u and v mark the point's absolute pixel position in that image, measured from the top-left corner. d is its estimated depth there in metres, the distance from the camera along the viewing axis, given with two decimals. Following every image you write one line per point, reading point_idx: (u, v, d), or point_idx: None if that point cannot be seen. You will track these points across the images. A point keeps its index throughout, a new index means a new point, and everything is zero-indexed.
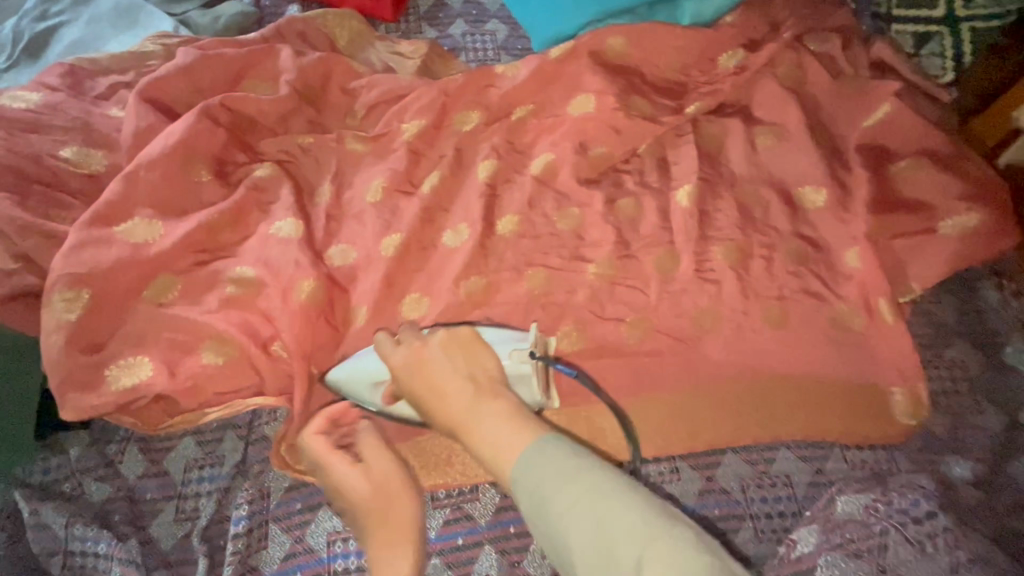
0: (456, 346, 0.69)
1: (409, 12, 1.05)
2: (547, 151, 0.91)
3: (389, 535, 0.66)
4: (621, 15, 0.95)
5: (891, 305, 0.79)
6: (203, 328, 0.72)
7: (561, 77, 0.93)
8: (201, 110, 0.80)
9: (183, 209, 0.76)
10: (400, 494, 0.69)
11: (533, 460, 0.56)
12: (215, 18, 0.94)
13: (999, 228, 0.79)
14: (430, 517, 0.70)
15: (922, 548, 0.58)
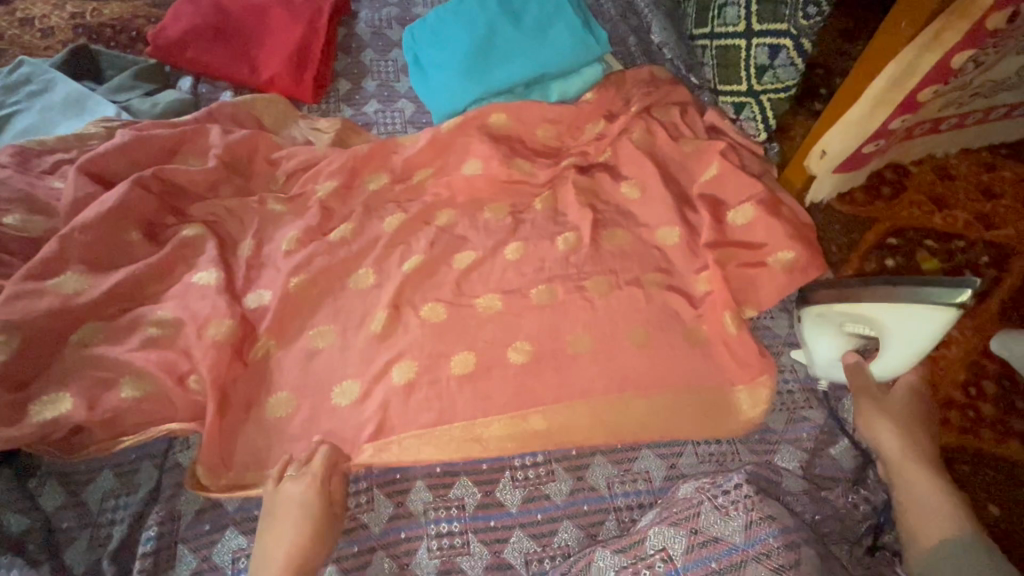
0: (910, 334, 0.80)
1: (330, 95, 1.23)
2: (447, 206, 1.07)
3: (276, 540, 0.74)
4: (503, 93, 1.14)
5: (730, 319, 0.93)
6: (124, 366, 0.82)
7: (455, 144, 1.10)
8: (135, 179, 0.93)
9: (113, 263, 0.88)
10: (291, 509, 0.76)
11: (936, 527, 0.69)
12: (155, 104, 1.10)
13: (808, 255, 0.96)
14: (318, 530, 0.76)
15: (724, 513, 0.76)
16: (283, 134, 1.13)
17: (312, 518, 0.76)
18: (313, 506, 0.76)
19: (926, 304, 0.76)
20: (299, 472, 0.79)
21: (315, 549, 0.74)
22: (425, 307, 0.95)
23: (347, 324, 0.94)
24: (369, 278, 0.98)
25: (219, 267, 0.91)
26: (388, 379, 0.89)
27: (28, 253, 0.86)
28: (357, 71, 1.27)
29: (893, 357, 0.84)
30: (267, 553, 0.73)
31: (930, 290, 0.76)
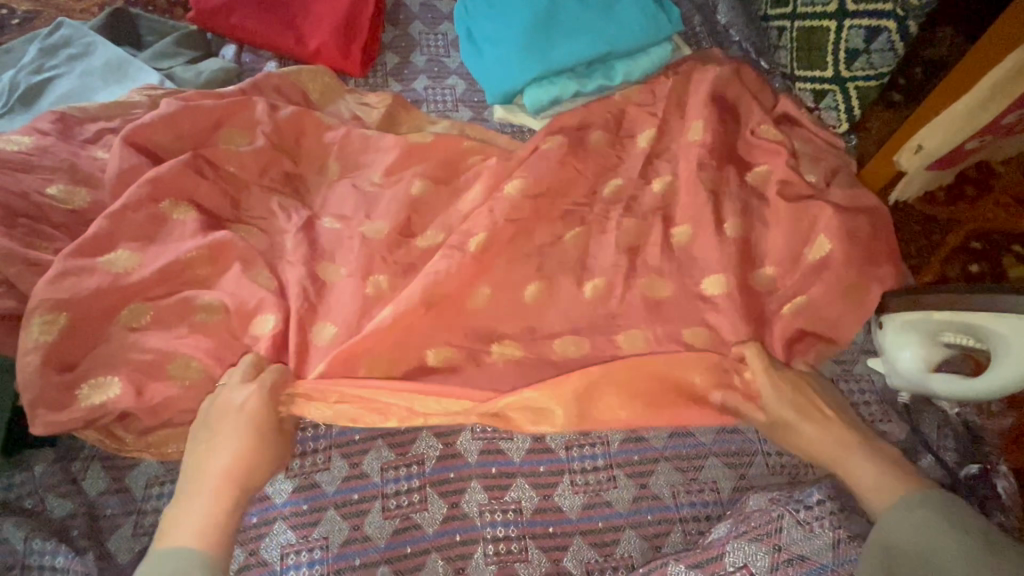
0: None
1: (377, 69, 1.17)
2: None
3: (217, 446, 0.70)
4: (564, 72, 1.08)
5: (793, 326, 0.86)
6: (171, 348, 0.78)
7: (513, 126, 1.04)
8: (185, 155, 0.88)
9: (158, 241, 0.83)
10: (228, 421, 0.71)
11: (912, 514, 0.65)
12: (198, 73, 1.04)
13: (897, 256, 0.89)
14: (258, 446, 0.71)
15: (808, 528, 0.71)
16: (330, 109, 1.07)
17: (251, 425, 0.71)
18: (254, 419, 0.72)
19: None
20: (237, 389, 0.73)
21: (258, 462, 0.71)
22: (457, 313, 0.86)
23: None
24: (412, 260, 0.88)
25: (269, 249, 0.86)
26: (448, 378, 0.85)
27: (72, 227, 0.82)
28: (406, 45, 1.21)
29: (997, 375, 0.76)
30: (208, 462, 0.69)
31: None
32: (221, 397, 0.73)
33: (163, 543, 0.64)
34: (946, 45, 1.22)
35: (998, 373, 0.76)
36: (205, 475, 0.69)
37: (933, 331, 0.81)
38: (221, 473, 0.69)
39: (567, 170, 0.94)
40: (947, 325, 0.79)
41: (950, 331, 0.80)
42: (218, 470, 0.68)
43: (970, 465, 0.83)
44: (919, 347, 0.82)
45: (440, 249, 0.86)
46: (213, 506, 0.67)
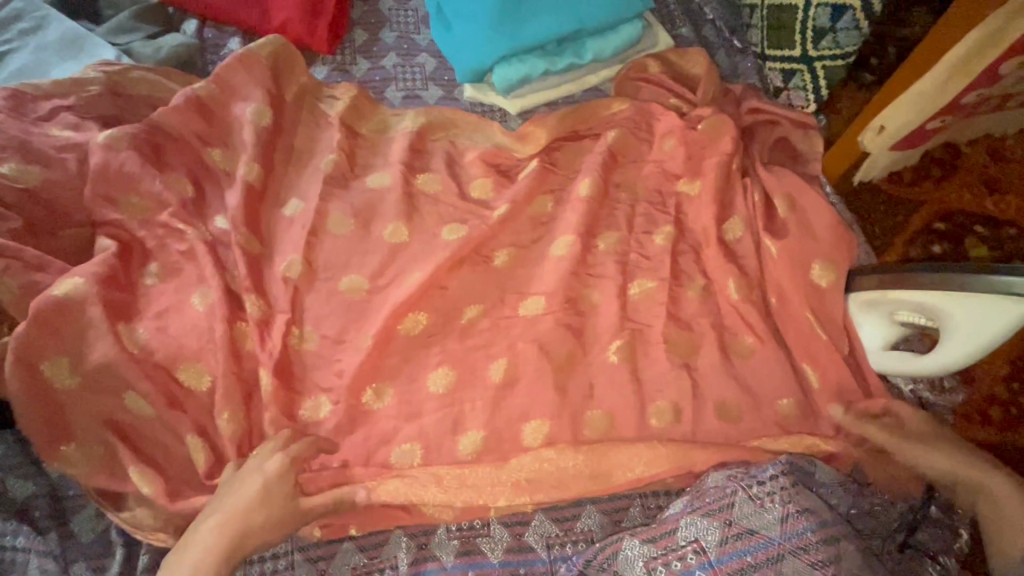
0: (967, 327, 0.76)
1: (345, 46, 1.15)
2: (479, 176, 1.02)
3: (235, 491, 0.73)
4: (533, 50, 1.06)
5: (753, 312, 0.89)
6: (134, 333, 0.78)
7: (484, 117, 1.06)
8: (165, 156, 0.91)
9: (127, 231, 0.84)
10: (250, 490, 0.72)
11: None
12: (157, 49, 1.01)
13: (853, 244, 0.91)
14: (280, 511, 0.73)
15: (759, 503, 0.72)
16: (295, 87, 1.05)
17: (269, 492, 0.73)
18: (275, 500, 0.73)
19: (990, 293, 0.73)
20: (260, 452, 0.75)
21: (266, 523, 0.72)
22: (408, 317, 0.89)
23: (366, 304, 0.90)
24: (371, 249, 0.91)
25: (243, 239, 0.89)
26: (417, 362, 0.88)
27: (24, 206, 0.80)
28: (375, 21, 1.18)
29: (948, 352, 0.79)
30: (224, 507, 0.72)
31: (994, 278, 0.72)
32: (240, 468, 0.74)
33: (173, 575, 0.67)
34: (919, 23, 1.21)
35: (946, 350, 0.79)
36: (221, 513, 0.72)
37: (894, 310, 0.84)
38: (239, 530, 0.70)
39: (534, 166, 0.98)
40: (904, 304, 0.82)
41: (906, 310, 0.83)
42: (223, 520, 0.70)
43: None
44: (881, 323, 0.86)
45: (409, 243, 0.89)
46: (210, 557, 0.68)
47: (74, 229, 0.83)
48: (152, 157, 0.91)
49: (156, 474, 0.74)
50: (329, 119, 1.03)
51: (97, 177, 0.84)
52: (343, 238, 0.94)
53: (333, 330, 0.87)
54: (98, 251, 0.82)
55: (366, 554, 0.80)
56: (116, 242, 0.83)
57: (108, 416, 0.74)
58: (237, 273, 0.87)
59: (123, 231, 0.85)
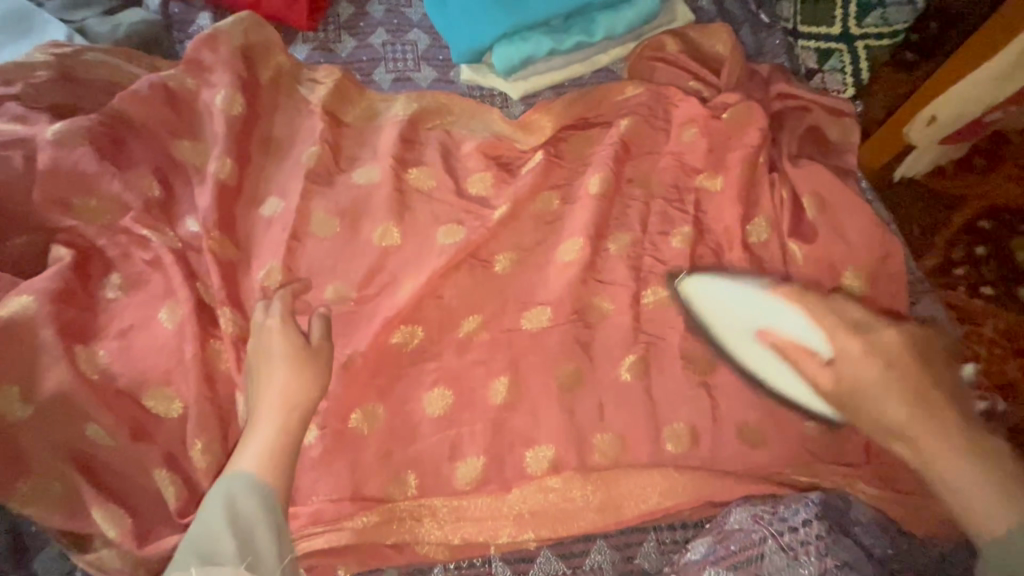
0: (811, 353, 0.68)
1: (329, 21, 1.03)
2: (480, 170, 0.92)
3: (270, 379, 0.69)
4: (537, 28, 0.95)
5: None
6: (95, 356, 0.70)
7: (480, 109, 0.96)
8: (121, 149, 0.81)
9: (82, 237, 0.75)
10: (270, 358, 0.70)
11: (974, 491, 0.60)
12: (115, 26, 0.90)
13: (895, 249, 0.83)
14: (311, 355, 0.71)
15: (792, 556, 0.64)
16: (272, 68, 0.94)
17: (307, 362, 0.70)
18: (295, 340, 0.71)
19: (803, 323, 0.69)
20: (277, 335, 0.71)
21: (306, 373, 0.69)
22: (399, 332, 0.81)
23: (353, 317, 0.81)
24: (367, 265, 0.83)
25: (215, 244, 0.80)
26: (411, 382, 0.80)
27: None
28: None
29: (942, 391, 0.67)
30: (262, 395, 0.68)
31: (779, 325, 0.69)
32: (257, 334, 0.73)
33: (233, 467, 0.64)
34: None
35: (814, 370, 0.68)
36: (261, 406, 0.68)
37: (732, 341, 0.76)
38: (281, 391, 0.68)
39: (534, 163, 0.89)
40: (733, 329, 0.75)
41: (746, 342, 0.74)
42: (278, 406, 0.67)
43: None
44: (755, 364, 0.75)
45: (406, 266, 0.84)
46: (271, 446, 0.65)
47: (25, 236, 0.74)
48: (110, 151, 0.80)
49: (125, 511, 0.67)
50: (311, 106, 0.93)
51: (48, 178, 0.75)
52: (328, 242, 0.85)
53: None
54: (52, 261, 0.73)
55: None
56: (73, 251, 0.74)
57: (68, 450, 0.67)
58: (210, 283, 0.78)
59: (81, 238, 0.76)
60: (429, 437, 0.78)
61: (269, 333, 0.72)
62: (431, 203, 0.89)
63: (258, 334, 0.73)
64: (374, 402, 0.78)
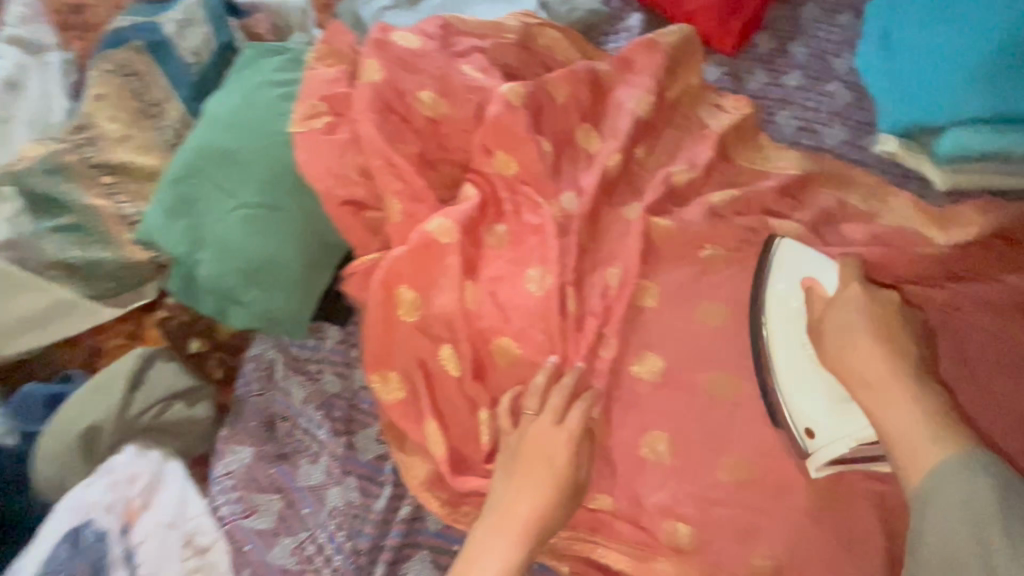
0: (826, 320, 0.68)
1: (748, 50, 1.00)
2: (888, 257, 0.77)
3: (521, 491, 0.68)
4: (1015, 122, 0.80)
5: None
6: (473, 293, 0.77)
7: (887, 191, 0.85)
8: (540, 117, 0.87)
9: (492, 186, 0.84)
10: (548, 452, 0.69)
11: (954, 479, 0.55)
12: (572, 9, 0.97)
13: None
14: (564, 495, 0.69)
15: None
16: (682, 85, 0.94)
17: (571, 468, 0.69)
18: (572, 443, 0.70)
19: (784, 275, 0.73)
20: (533, 399, 0.72)
21: (559, 506, 0.68)
22: (710, 380, 0.74)
23: (684, 351, 0.76)
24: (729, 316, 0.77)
25: (587, 232, 0.83)
26: (726, 451, 0.72)
27: (423, 134, 0.83)
28: (789, 30, 1.01)
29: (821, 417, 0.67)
30: (506, 512, 0.68)
31: (774, 283, 0.73)
32: (516, 437, 0.71)
33: None
34: None
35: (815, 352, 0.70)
36: (505, 516, 0.67)
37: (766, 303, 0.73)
38: (533, 511, 0.67)
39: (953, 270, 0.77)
40: (788, 309, 0.72)
41: (802, 371, 0.70)
42: (523, 518, 0.67)
43: None
44: (789, 383, 0.70)
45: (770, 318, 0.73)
46: (506, 560, 0.65)
47: (449, 165, 0.84)
48: (536, 119, 0.87)
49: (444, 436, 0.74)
50: (704, 132, 0.91)
51: (491, 127, 0.82)
52: (680, 267, 0.81)
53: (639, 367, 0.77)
54: (463, 198, 0.82)
55: None
56: (480, 194, 0.83)
57: (423, 362, 0.74)
58: (569, 262, 0.80)
59: (487, 185, 0.84)
60: (725, 507, 0.71)
61: (531, 421, 0.71)
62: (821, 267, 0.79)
63: (511, 436, 0.72)
64: (676, 447, 0.73)
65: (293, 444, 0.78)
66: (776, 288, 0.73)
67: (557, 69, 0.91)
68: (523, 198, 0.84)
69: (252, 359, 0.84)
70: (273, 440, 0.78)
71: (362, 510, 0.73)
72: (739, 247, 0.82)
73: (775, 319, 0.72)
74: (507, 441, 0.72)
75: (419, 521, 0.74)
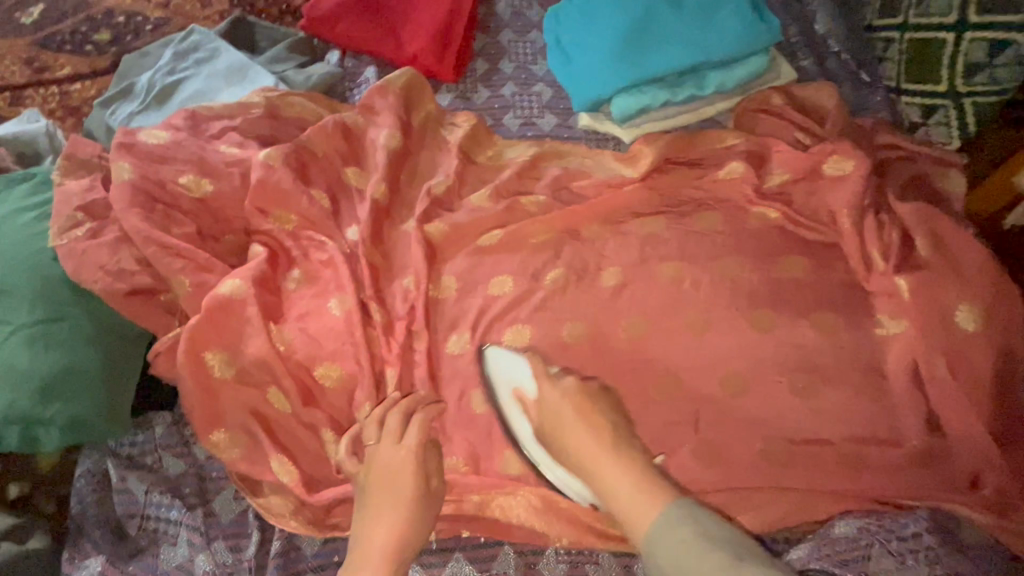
0: (379, 481, 0.75)
1: (468, 74, 1.22)
2: (597, 204, 1.02)
3: (377, 518, 0.73)
4: (654, 82, 1.07)
5: (895, 364, 0.84)
6: (283, 333, 0.86)
7: (593, 153, 1.09)
8: (304, 171, 0.99)
9: (277, 239, 0.93)
10: (395, 473, 0.75)
11: (673, 529, 0.65)
12: (308, 76, 1.12)
13: (1000, 307, 0.82)
14: (423, 503, 0.75)
15: (901, 560, 0.64)
16: (421, 114, 1.12)
17: (422, 478, 0.76)
18: (415, 454, 0.77)
19: (394, 443, 0.77)
20: (372, 431, 0.79)
21: (421, 518, 0.74)
22: (510, 332, 0.92)
23: (478, 322, 0.93)
24: (509, 286, 0.96)
25: (374, 253, 0.96)
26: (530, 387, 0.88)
27: (197, 213, 0.91)
28: (495, 52, 1.25)
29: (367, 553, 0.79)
30: (367, 541, 0.72)
31: (387, 442, 0.77)
32: (365, 468, 0.77)
33: None
34: None
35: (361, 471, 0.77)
36: (366, 551, 0.71)
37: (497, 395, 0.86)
38: (396, 530, 0.72)
39: (647, 198, 1.03)
40: (371, 481, 0.76)
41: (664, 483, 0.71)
42: (381, 541, 0.71)
43: None
44: (558, 480, 0.83)
45: (531, 288, 0.96)
46: None
47: (232, 235, 0.93)
48: (301, 173, 0.98)
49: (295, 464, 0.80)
50: (448, 145, 1.09)
51: (257, 190, 0.93)
52: (459, 260, 0.99)
53: (453, 346, 0.91)
54: (252, 256, 0.91)
55: (475, 566, 0.84)
56: (267, 249, 0.92)
57: (254, 408, 0.81)
58: (363, 282, 0.92)
59: (272, 239, 0.93)
60: None
61: (374, 451, 0.77)
62: (561, 223, 1.01)
63: (360, 471, 0.77)
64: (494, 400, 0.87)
65: (149, 536, 0.80)
66: (387, 438, 0.78)
67: (308, 127, 1.04)
68: (307, 240, 0.94)
69: (81, 475, 0.83)
70: (126, 541, 0.79)
71: (234, 565, 0.77)
72: (501, 230, 1.01)
73: (374, 460, 0.77)
74: (358, 477, 0.77)
75: (294, 550, 0.79)
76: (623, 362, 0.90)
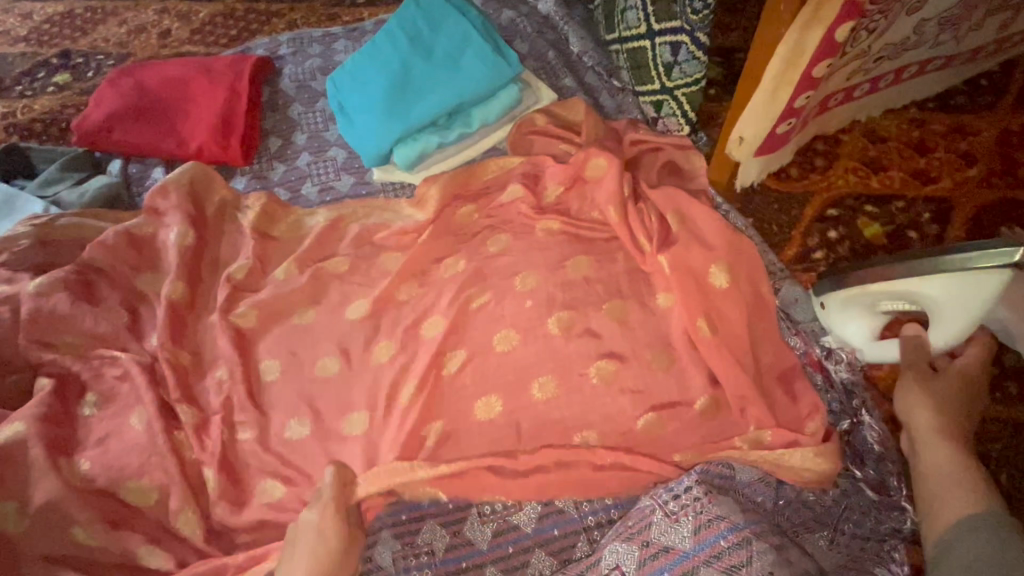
0: (307, 534, 0.78)
1: (261, 155, 1.24)
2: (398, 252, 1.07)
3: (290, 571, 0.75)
4: (424, 128, 1.14)
5: (673, 334, 0.93)
6: (81, 462, 0.84)
7: (389, 204, 1.13)
8: (87, 289, 0.97)
9: (68, 366, 0.91)
10: (320, 527, 0.78)
11: (971, 531, 0.68)
12: (82, 193, 1.11)
13: (740, 267, 0.95)
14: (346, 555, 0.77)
15: (674, 519, 0.79)
16: (213, 201, 1.11)
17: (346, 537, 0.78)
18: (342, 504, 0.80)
19: (330, 493, 0.80)
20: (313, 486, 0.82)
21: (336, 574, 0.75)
22: (329, 397, 0.93)
23: (297, 395, 0.93)
24: (325, 352, 0.96)
25: (176, 353, 0.94)
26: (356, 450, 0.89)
27: None
28: (286, 127, 1.28)
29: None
30: None
31: (323, 493, 0.80)
32: (301, 518, 0.80)
33: None
34: (741, 32, 1.38)
35: (295, 524, 0.80)
36: None
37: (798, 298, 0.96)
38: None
39: (443, 233, 1.08)
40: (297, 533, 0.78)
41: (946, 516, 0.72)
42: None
43: (845, 422, 0.92)
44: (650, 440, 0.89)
45: (347, 348, 0.97)
46: None
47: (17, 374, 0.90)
48: (85, 293, 0.96)
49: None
50: (244, 228, 1.09)
51: (33, 324, 0.91)
52: (270, 339, 0.99)
53: (275, 428, 0.91)
54: (36, 390, 0.88)
55: None
56: (54, 378, 0.90)
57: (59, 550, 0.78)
58: (168, 387, 0.91)
59: (61, 369, 0.91)
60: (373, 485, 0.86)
61: (311, 506, 0.80)
62: (368, 279, 1.04)
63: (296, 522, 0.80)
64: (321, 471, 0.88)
65: None
66: (322, 495, 0.81)
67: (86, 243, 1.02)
68: (100, 360, 0.93)
69: None
70: None
71: None
72: (310, 299, 1.02)
73: (308, 512, 0.80)
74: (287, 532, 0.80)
75: None
76: (443, 395, 0.92)
